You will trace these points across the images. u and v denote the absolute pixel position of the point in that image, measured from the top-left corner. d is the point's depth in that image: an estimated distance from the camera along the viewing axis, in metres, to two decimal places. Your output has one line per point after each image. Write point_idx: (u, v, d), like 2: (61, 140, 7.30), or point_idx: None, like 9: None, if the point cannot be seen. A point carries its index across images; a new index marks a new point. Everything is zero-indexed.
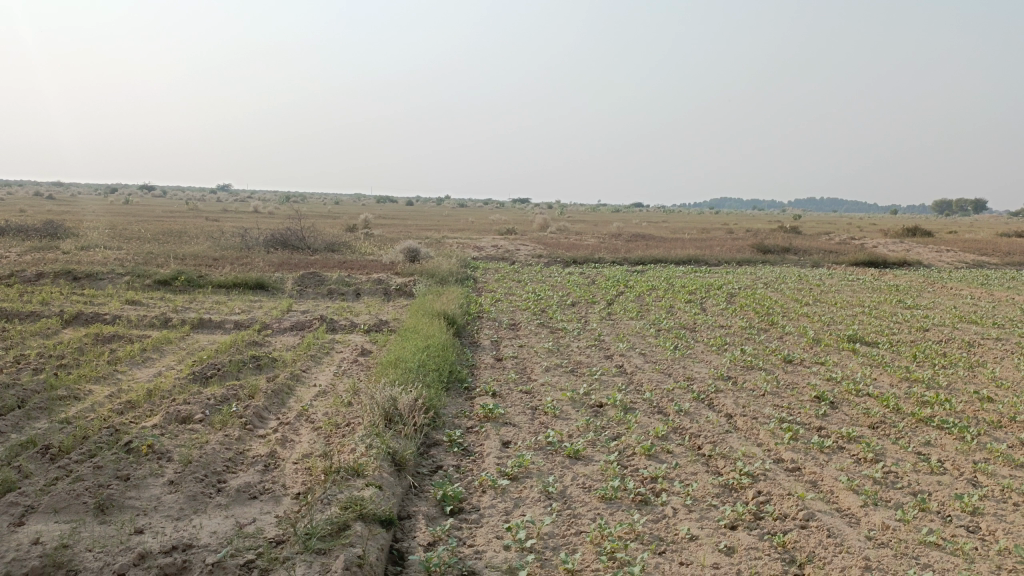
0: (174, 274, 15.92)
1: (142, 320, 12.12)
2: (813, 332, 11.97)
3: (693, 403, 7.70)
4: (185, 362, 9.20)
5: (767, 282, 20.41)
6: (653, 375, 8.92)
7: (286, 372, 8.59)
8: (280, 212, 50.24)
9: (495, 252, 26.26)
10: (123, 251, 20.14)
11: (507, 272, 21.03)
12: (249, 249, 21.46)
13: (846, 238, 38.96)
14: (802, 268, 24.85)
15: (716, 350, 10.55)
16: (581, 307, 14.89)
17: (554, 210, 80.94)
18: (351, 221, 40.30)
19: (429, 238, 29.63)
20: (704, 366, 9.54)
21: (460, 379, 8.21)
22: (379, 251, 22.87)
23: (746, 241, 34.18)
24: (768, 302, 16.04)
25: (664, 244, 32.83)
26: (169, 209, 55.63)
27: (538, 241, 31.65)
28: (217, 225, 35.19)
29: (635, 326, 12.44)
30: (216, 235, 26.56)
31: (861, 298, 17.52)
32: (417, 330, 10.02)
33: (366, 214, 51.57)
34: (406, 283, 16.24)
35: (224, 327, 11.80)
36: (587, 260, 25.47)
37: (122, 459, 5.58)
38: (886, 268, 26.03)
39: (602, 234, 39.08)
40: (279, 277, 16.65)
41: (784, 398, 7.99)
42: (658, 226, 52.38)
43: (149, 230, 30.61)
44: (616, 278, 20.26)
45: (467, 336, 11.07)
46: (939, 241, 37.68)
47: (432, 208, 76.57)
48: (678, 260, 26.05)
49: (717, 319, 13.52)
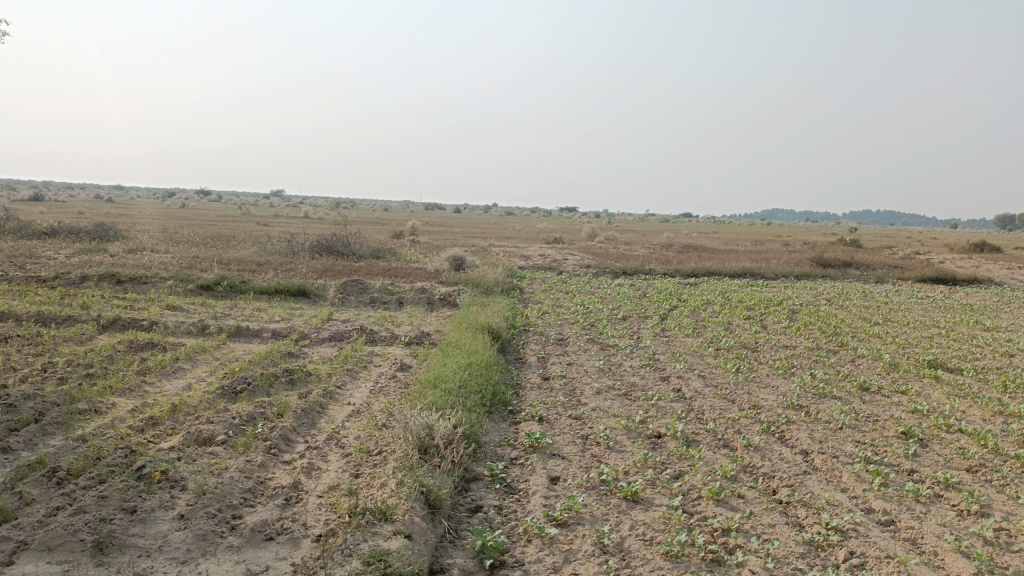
0: (216, 279, 15.66)
1: (179, 327, 11.76)
2: (888, 356, 11.01)
3: (763, 437, 6.91)
4: (216, 374, 8.74)
5: (830, 298, 19.33)
6: (715, 402, 8.14)
7: (319, 389, 8.04)
8: (329, 217, 50.41)
9: (543, 262, 25.62)
10: (168, 254, 20.05)
11: (555, 283, 20.35)
12: (293, 255, 21.19)
13: (908, 252, 37.31)
14: (866, 284, 23.60)
15: (782, 374, 9.72)
16: (633, 322, 14.13)
17: (602, 219, 79.88)
18: (398, 227, 40.18)
19: (475, 246, 29.18)
20: (771, 393, 8.71)
21: (504, 402, 7.57)
22: (424, 259, 22.40)
23: (803, 254, 32.89)
24: (833, 321, 15.03)
25: (717, 256, 31.77)
26: (221, 214, 56.45)
27: (586, 251, 30.92)
28: (265, 230, 35.38)
29: (691, 345, 11.65)
30: (263, 240, 26.48)
31: (934, 318, 16.36)
32: (459, 345, 9.40)
33: (414, 222, 51.46)
34: (451, 293, 15.68)
35: (261, 336, 11.38)
36: (638, 271, 24.64)
37: (131, 487, 5.05)
38: (955, 285, 24.61)
39: (652, 244, 38.13)
40: (321, 284, 16.26)
41: (866, 434, 7.15)
42: (710, 237, 51.09)
43: (198, 234, 30.83)
44: (668, 292, 19.42)
45: (512, 352, 10.42)
46: (1010, 258, 35.78)
47: (479, 216, 76.57)
48: (733, 273, 25.05)
49: (780, 338, 12.62)
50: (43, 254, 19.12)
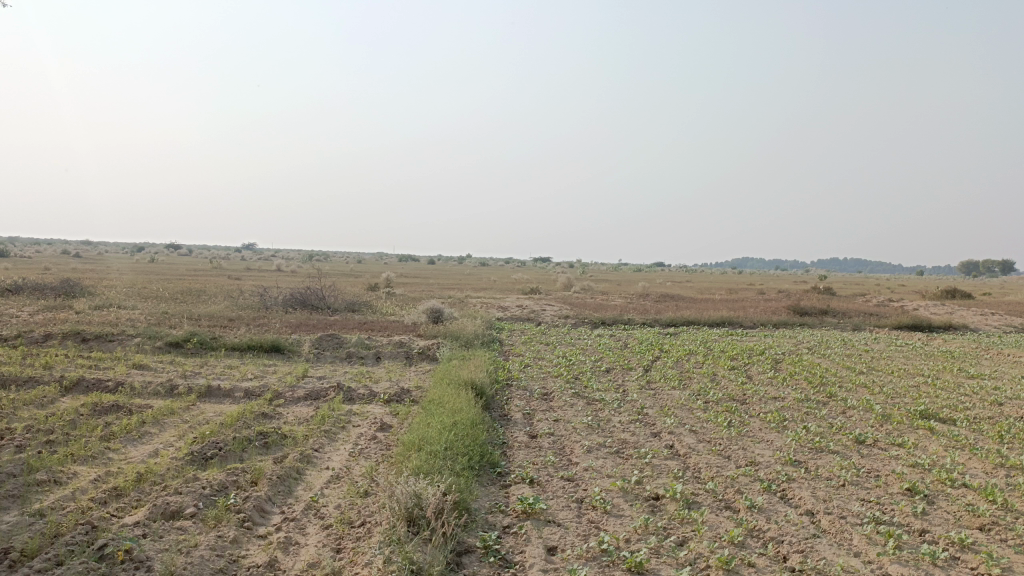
0: (186, 336, 15.15)
1: (147, 387, 11.24)
2: (878, 407, 10.81)
3: (765, 497, 6.60)
4: (186, 438, 8.26)
5: (811, 347, 19.23)
6: (710, 459, 7.84)
7: (295, 452, 7.60)
8: (302, 270, 49.82)
9: (521, 313, 25.34)
10: (137, 310, 19.47)
11: (534, 335, 20.04)
12: (267, 309, 20.73)
13: (881, 299, 37.65)
14: (844, 332, 23.62)
15: (775, 427, 9.44)
16: (617, 374, 13.84)
17: (577, 270, 80.09)
18: (372, 280, 39.81)
19: (452, 298, 28.85)
20: (766, 448, 8.42)
21: (493, 463, 7.19)
22: (401, 312, 22.02)
23: (779, 302, 32.98)
24: (818, 370, 14.87)
25: (694, 305, 31.72)
26: (192, 268, 55.67)
27: (564, 302, 30.72)
28: (237, 283, 34.79)
29: (679, 398, 11.36)
30: (235, 295, 25.93)
31: (917, 366, 16.28)
32: (442, 402, 9.03)
33: (389, 274, 51.05)
34: (429, 347, 15.30)
35: (233, 396, 10.89)
36: (617, 321, 24.43)
37: (91, 570, 4.59)
38: (932, 332, 24.74)
39: (628, 294, 38.10)
40: (295, 339, 15.80)
41: (870, 491, 6.87)
42: (685, 286, 51.33)
43: (168, 289, 30.17)
44: (649, 342, 19.19)
45: (496, 408, 10.06)
46: (981, 304, 36.21)
47: (454, 267, 76.41)
48: (711, 322, 24.94)
49: (768, 389, 12.39)
50: (4, 312, 18.45)
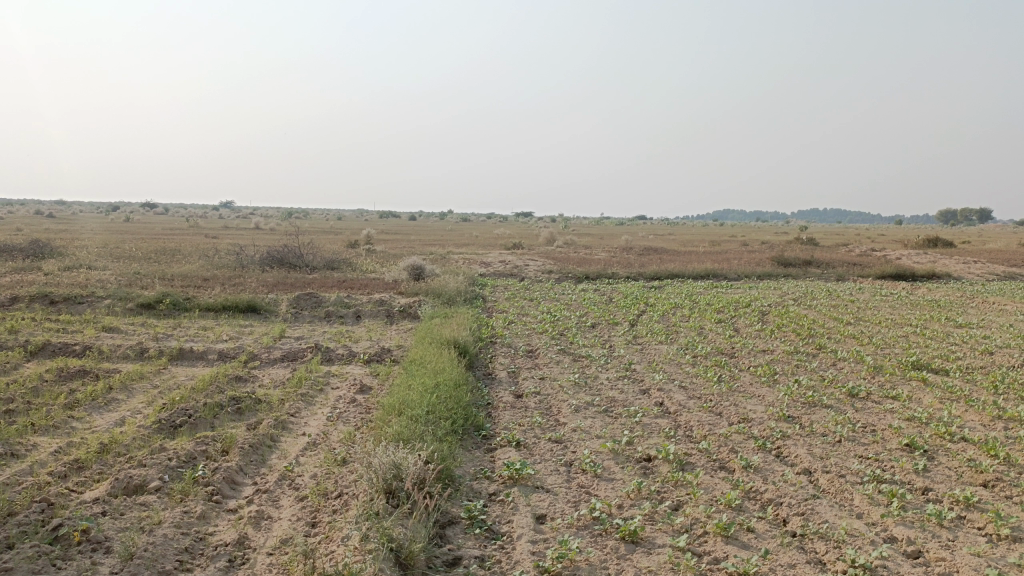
0: (158, 297, 14.65)
1: (116, 351, 10.80)
2: (869, 359, 10.61)
3: (761, 455, 6.35)
4: (155, 405, 7.87)
5: (797, 298, 19.04)
6: (703, 417, 7.57)
7: (270, 418, 7.24)
8: (281, 228, 49.03)
9: (504, 268, 24.97)
10: (107, 271, 18.88)
11: (518, 290, 19.70)
12: (243, 268, 20.19)
13: (864, 249, 37.59)
14: (828, 282, 23.47)
15: (767, 381, 9.20)
16: (603, 329, 13.54)
17: (560, 224, 79.56)
18: (353, 237, 39.16)
19: (433, 254, 28.39)
20: (759, 403, 8.17)
21: (477, 426, 6.88)
22: (381, 269, 21.57)
23: (763, 254, 32.82)
24: (805, 321, 14.67)
25: (678, 258, 31.47)
26: (169, 226, 54.65)
27: (547, 257, 30.36)
28: (214, 242, 34.11)
29: (667, 353, 11.09)
30: (210, 254, 25.32)
31: (904, 316, 16.14)
32: (423, 363, 8.68)
33: (370, 231, 50.33)
34: (411, 305, 14.91)
35: (207, 358, 10.48)
36: (601, 275, 24.13)
37: (42, 555, 4.23)
38: (916, 281, 24.67)
39: (612, 248, 37.77)
40: (272, 298, 15.35)
41: (868, 448, 6.64)
42: (668, 239, 51.10)
43: (142, 249, 29.48)
44: (634, 296, 18.92)
45: (480, 367, 9.74)
46: (962, 252, 36.31)
47: (435, 223, 75.75)
48: (696, 275, 24.72)
49: (756, 342, 12.16)
50: None
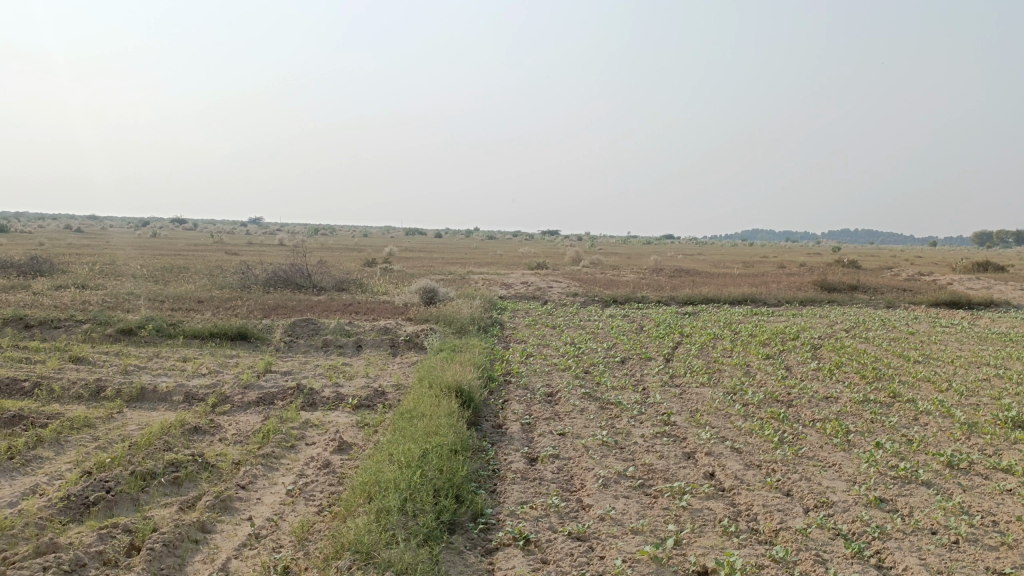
0: (140, 322, 13.27)
1: (69, 388, 9.32)
2: (958, 412, 8.80)
3: (858, 569, 4.65)
4: (79, 468, 6.34)
5: (848, 329, 17.15)
6: (768, 498, 5.88)
7: (213, 494, 5.69)
8: (301, 244, 48.01)
9: (526, 290, 23.34)
10: (99, 291, 17.54)
11: (539, 315, 18.05)
12: (245, 289, 18.81)
13: (911, 273, 35.43)
14: (878, 310, 21.57)
15: (839, 445, 7.46)
16: (634, 365, 11.87)
17: (587, 243, 77.58)
18: (373, 254, 37.77)
19: (452, 275, 26.86)
20: (836, 478, 6.45)
21: (474, 512, 5.26)
22: (394, 291, 20.06)
23: (802, 277, 30.89)
24: (865, 358, 12.85)
25: (712, 281, 29.59)
26: (192, 241, 54.19)
27: (572, 277, 28.70)
28: (228, 259, 33.08)
29: (712, 400, 9.36)
30: (217, 272, 24.03)
31: (976, 352, 14.21)
32: (416, 416, 7.06)
33: (391, 248, 49.11)
34: (417, 334, 13.32)
35: (170, 401, 8.94)
36: (630, 300, 22.41)
37: None
38: (973, 309, 22.70)
39: (641, 269, 35.79)
40: (267, 324, 13.87)
41: (1003, 559, 4.89)
42: (698, 259, 49.25)
43: (150, 265, 28.38)
44: (667, 324, 17.21)
45: (488, 420, 8.11)
46: (1018, 278, 33.99)
47: (459, 240, 74.48)
48: (733, 300, 22.89)
49: (815, 385, 10.42)
50: None
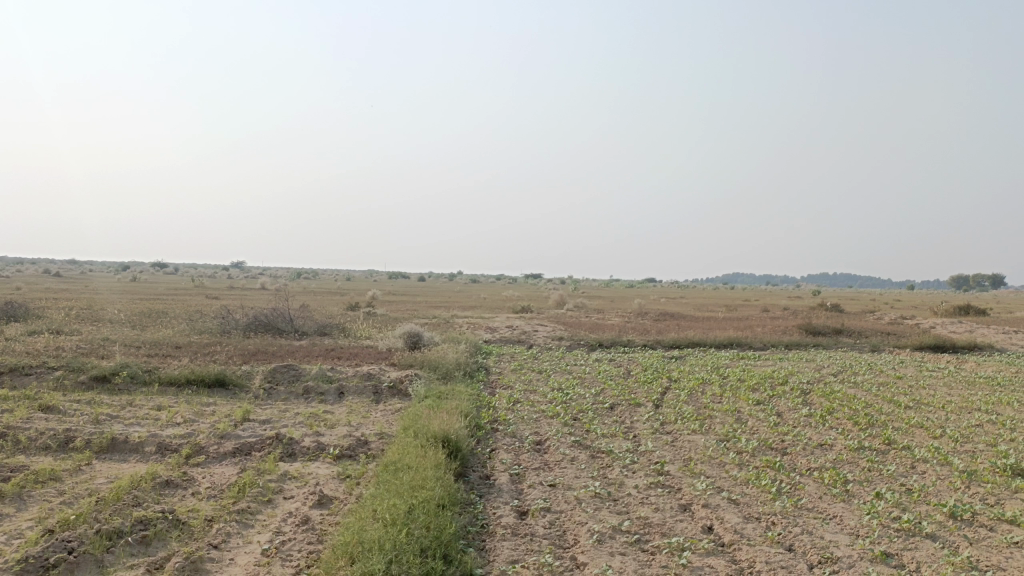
0: (114, 368, 12.87)
1: (37, 438, 8.91)
2: (955, 459, 8.61)
3: None
4: (41, 526, 5.96)
5: (836, 373, 17.01)
6: (771, 554, 5.61)
7: (183, 555, 5.34)
8: (283, 288, 47.56)
9: (511, 335, 23.09)
10: (73, 336, 17.10)
11: (525, 360, 17.79)
12: (225, 334, 18.44)
13: (894, 316, 35.57)
14: (864, 354, 21.51)
15: (839, 496, 7.22)
16: (623, 412, 11.62)
17: (570, 285, 77.59)
18: (356, 298, 37.45)
19: (435, 319, 26.58)
20: (839, 532, 6.20)
21: (463, 572, 4.96)
22: (377, 335, 19.76)
23: (786, 320, 30.90)
24: (856, 403, 12.68)
25: (696, 325, 29.50)
26: (172, 286, 53.58)
27: (557, 321, 28.49)
28: (207, 304, 32.64)
29: (704, 448, 9.11)
30: (196, 317, 23.61)
31: (966, 397, 14.09)
32: (400, 468, 6.76)
33: (374, 292, 48.82)
34: (401, 380, 13.01)
35: (142, 452, 8.56)
36: (616, 344, 22.21)
37: None
38: (958, 353, 22.70)
39: (626, 313, 35.70)
40: (246, 370, 13.51)
41: None
42: (682, 303, 49.28)
43: (128, 309, 27.88)
44: (655, 369, 17.00)
45: (475, 471, 7.80)
46: (998, 321, 34.19)
47: (442, 284, 74.33)
48: (719, 344, 22.75)
49: (808, 432, 10.20)
50: None
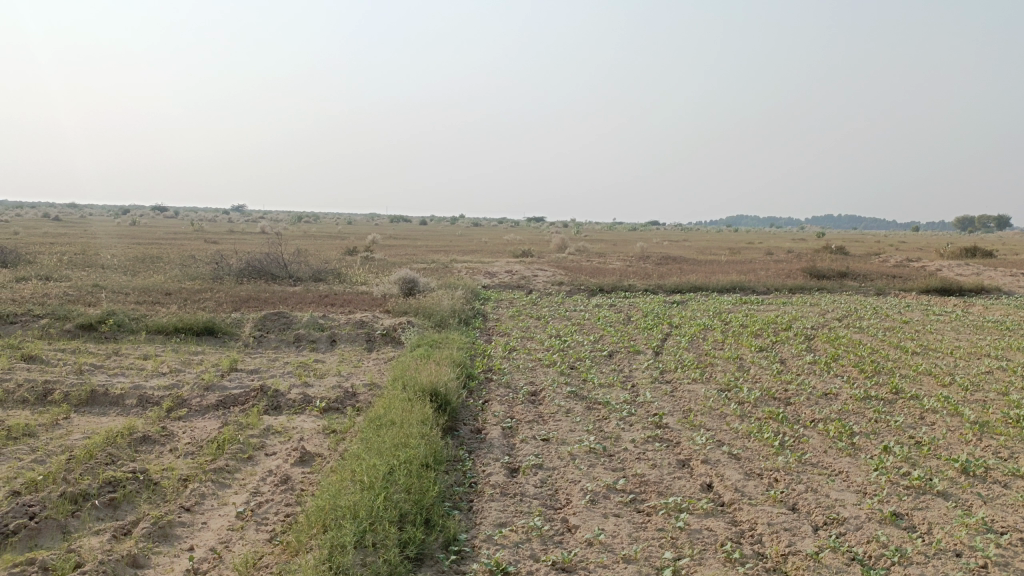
0: (100, 316, 12.53)
1: (14, 390, 8.60)
2: (966, 410, 8.29)
3: None
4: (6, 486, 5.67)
5: (841, 318, 16.66)
6: (773, 515, 5.31)
7: (151, 519, 5.05)
8: (282, 233, 46.97)
9: (510, 280, 22.72)
10: (62, 283, 16.73)
11: (523, 306, 17.45)
12: (217, 281, 18.05)
13: (900, 259, 35.11)
14: (869, 298, 21.13)
15: (845, 450, 6.92)
16: (621, 360, 11.30)
17: (572, 228, 76.81)
18: (355, 243, 37.00)
19: (434, 264, 26.23)
20: (846, 490, 5.90)
21: (446, 539, 4.67)
22: (372, 281, 19.38)
23: (791, 264, 30.43)
24: (862, 349, 12.34)
25: (698, 268, 29.07)
26: (171, 230, 53.07)
27: (557, 266, 28.08)
28: (203, 249, 32.28)
29: (705, 398, 8.80)
30: (190, 262, 23.24)
31: (974, 342, 13.76)
32: (385, 424, 6.43)
33: (374, 235, 48.36)
34: (395, 327, 12.68)
35: (122, 405, 8.27)
36: (616, 288, 21.84)
37: None
38: (965, 297, 22.34)
39: (627, 256, 35.30)
40: (235, 318, 13.17)
41: None
42: (685, 246, 48.77)
43: (123, 255, 27.44)
44: (655, 314, 16.65)
45: (465, 424, 7.49)
46: (1005, 263, 33.75)
47: (443, 227, 73.68)
48: (722, 289, 22.38)
49: (813, 381, 9.88)
50: None
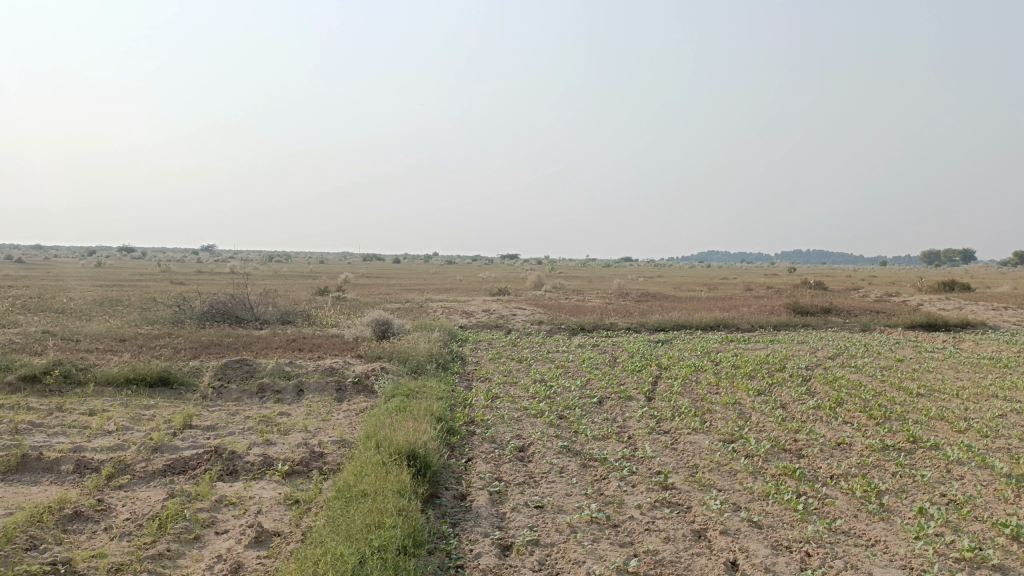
0: (45, 366, 11.48)
1: None
2: (996, 461, 7.59)
3: None
4: None
5: (834, 356, 16.06)
6: None
7: None
8: (252, 273, 45.79)
9: (488, 319, 21.91)
10: (8, 330, 15.60)
11: (503, 348, 16.63)
12: (178, 325, 17.04)
13: (879, 293, 34.89)
14: (857, 334, 20.62)
15: (877, 514, 6.14)
16: (613, 407, 10.49)
17: (548, 266, 76.62)
18: (327, 283, 36.01)
19: (408, 304, 25.38)
20: (891, 568, 5.12)
21: None
22: (344, 323, 18.45)
23: (772, 300, 30.00)
24: (865, 391, 11.66)
25: (679, 305, 28.52)
26: (137, 272, 51.67)
27: (535, 304, 27.37)
28: (167, 290, 31.10)
29: (711, 452, 8.01)
30: (152, 305, 22.16)
31: (976, 381, 13.18)
32: (356, 498, 5.53)
33: (346, 274, 47.43)
34: (367, 375, 11.78)
35: (56, 472, 7.26)
36: (598, 327, 21.12)
37: None
38: (952, 332, 21.93)
39: (606, 293, 34.75)
40: (194, 366, 12.17)
41: None
42: (662, 282, 48.41)
43: (83, 298, 26.22)
44: (642, 355, 15.91)
45: (447, 491, 6.60)
46: (983, 296, 33.69)
47: (417, 265, 72.87)
48: (706, 327, 21.76)
49: (822, 429, 9.13)
50: None
